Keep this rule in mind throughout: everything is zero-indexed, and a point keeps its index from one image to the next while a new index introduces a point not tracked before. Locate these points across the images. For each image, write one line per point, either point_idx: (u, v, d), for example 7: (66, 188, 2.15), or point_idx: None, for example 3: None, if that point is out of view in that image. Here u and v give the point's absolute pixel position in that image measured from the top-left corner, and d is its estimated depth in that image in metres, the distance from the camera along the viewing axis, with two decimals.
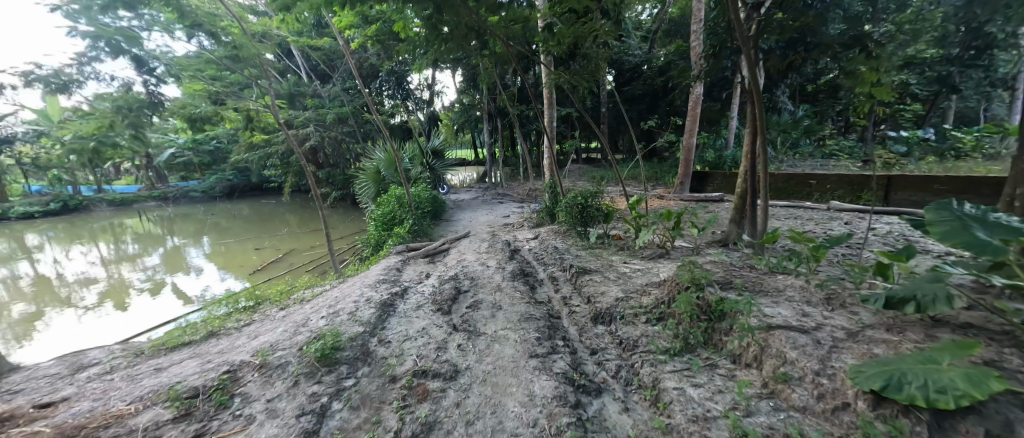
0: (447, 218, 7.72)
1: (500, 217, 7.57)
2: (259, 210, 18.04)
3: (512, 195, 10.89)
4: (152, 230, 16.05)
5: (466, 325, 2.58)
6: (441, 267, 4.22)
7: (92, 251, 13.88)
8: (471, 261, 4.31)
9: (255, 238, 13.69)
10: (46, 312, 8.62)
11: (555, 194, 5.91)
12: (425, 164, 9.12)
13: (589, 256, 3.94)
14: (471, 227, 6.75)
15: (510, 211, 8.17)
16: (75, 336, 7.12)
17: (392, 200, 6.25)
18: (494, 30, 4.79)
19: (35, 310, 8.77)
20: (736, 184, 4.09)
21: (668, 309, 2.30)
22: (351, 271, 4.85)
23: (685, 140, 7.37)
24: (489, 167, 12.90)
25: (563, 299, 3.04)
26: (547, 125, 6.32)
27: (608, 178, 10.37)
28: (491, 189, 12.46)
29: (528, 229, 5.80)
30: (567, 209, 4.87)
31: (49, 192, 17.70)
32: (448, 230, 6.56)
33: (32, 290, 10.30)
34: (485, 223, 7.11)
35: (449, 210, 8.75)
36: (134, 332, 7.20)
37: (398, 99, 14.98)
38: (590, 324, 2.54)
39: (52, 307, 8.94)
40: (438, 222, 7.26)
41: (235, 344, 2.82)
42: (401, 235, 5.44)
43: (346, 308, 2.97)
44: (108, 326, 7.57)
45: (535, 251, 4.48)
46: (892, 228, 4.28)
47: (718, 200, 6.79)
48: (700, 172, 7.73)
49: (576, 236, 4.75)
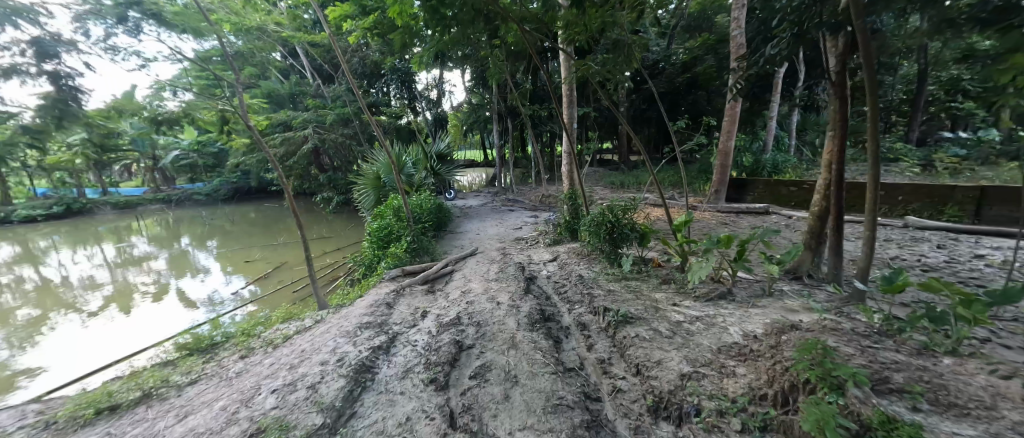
0: (452, 230, 6.98)
1: (512, 229, 6.80)
2: (263, 213, 17.60)
3: (525, 201, 10.12)
4: (157, 233, 15.71)
5: (468, 419, 1.85)
6: (440, 303, 3.45)
7: (97, 253, 13.59)
8: (477, 293, 3.54)
9: (258, 242, 13.20)
10: (50, 316, 8.27)
11: (576, 207, 5.12)
12: (429, 168, 8.40)
13: (626, 293, 3.14)
14: (479, 243, 5.97)
15: (523, 222, 7.42)
16: (76, 342, 6.66)
17: (389, 213, 5.49)
18: (505, 12, 4.02)
19: (39, 314, 8.42)
20: (811, 202, 3.25)
21: (781, 416, 1.51)
22: (338, 299, 4.12)
23: (722, 142, 6.51)
24: (499, 170, 12.15)
25: (600, 365, 2.25)
26: (567, 125, 5.49)
27: (628, 184, 9.53)
28: (501, 194, 11.71)
29: (545, 248, 5.01)
30: (592, 228, 4.07)
31: (54, 195, 17.48)
32: (453, 246, 5.78)
33: (34, 294, 9.95)
34: (494, 237, 6.35)
35: (455, 219, 8.03)
36: (137, 339, 6.68)
37: (403, 99, 14.36)
38: (649, 423, 1.76)
39: (56, 311, 8.59)
40: (443, 235, 6.50)
41: (153, 428, 2.07)
42: (397, 254, 4.71)
43: (308, 375, 2.21)
44: (115, 330, 7.10)
45: (556, 281, 3.70)
46: (1009, 258, 3.42)
47: (763, 213, 5.92)
48: (737, 179, 6.86)
49: (604, 261, 3.95)
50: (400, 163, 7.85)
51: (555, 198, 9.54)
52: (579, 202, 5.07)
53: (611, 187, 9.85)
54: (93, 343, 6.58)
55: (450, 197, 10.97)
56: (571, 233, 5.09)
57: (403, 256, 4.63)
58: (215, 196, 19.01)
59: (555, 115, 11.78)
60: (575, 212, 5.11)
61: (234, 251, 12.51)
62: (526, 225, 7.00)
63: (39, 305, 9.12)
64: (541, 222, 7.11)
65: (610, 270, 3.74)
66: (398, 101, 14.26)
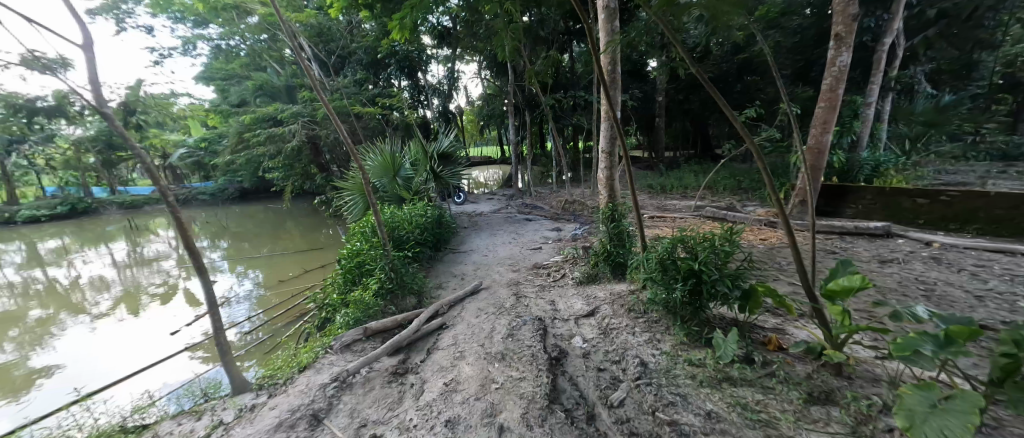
0: (455, 249, 5.61)
1: (529, 250, 5.33)
2: (268, 215, 16.72)
3: (547, 207, 8.69)
4: (163, 233, 15.14)
5: None
6: (403, 413, 2.04)
7: (102, 253, 12.97)
8: (468, 395, 2.10)
9: (261, 244, 12.30)
10: (62, 314, 7.68)
11: (621, 228, 3.56)
12: (429, 170, 6.80)
13: (746, 432, 1.61)
14: (486, 274, 4.53)
15: (541, 238, 5.99)
16: (96, 342, 5.90)
17: (360, 232, 4.14)
18: None
19: (49, 314, 7.77)
20: None
21: None
22: (276, 372, 2.78)
23: (812, 137, 4.88)
24: (515, 169, 10.60)
25: None
26: (606, 115, 3.91)
27: (670, 189, 7.91)
28: (517, 198, 10.26)
29: (576, 291, 3.50)
30: (650, 271, 2.57)
31: (61, 195, 17.07)
32: (447, 282, 4.35)
33: (46, 294, 9.33)
34: (506, 261, 4.91)
35: (460, 232, 6.67)
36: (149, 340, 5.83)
37: (410, 92, 13.10)
38: None
39: (65, 310, 7.93)
40: (439, 260, 5.12)
41: None
42: (364, 299, 3.30)
43: None
44: (136, 331, 6.27)
45: (601, 372, 2.23)
46: None
47: (881, 236, 4.24)
48: (830, 186, 5.17)
49: (673, 332, 2.42)
50: (396, 164, 6.65)
51: (581, 204, 8.04)
52: (627, 223, 3.51)
53: (649, 192, 8.23)
54: (119, 340, 5.90)
55: (459, 201, 9.63)
56: (617, 268, 3.53)
57: (369, 301, 3.25)
58: (221, 196, 18.31)
59: (580, 106, 10.23)
60: (622, 235, 3.57)
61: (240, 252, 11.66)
62: (548, 244, 5.56)
63: (53, 303, 8.57)
64: (566, 240, 5.65)
65: (692, 354, 2.22)
66: (405, 94, 13.02)
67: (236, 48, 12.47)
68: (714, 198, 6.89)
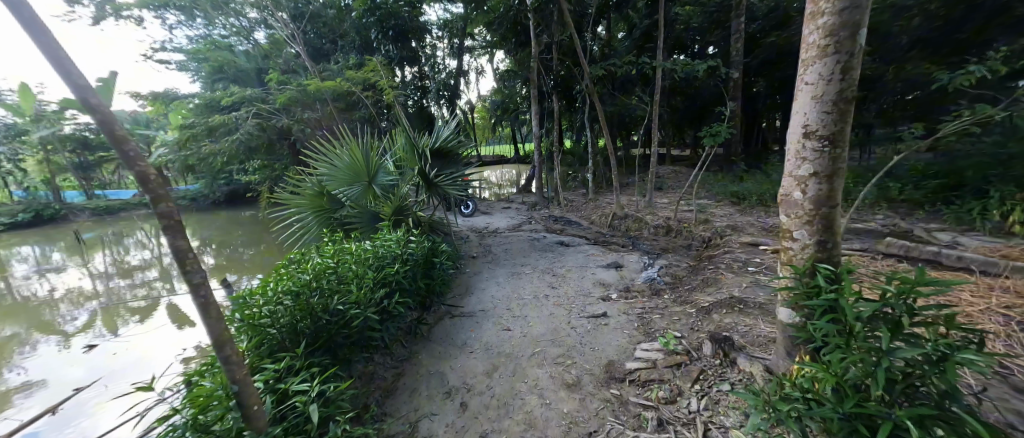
0: (453, 312, 3.34)
1: (583, 317, 3.01)
2: (255, 221, 14.86)
3: (584, 221, 6.52)
4: (138, 240, 13.34)
5: None
6: None
7: (56, 263, 11.12)
8: None
9: (245, 254, 10.41)
10: (30, 332, 5.65)
11: (945, 367, 1.17)
12: (419, 173, 4.53)
13: None
14: (510, 394, 2.20)
15: (595, 285, 3.72)
16: (52, 357, 4.21)
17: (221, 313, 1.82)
18: None
19: (17, 330, 5.79)
20: None
21: None
22: None
23: None
24: (535, 169, 8.25)
25: None
26: (831, 38, 1.50)
27: (765, 199, 5.62)
28: (541, 208, 8.00)
29: None
30: None
31: (29, 200, 15.38)
32: (431, 425, 2.04)
33: (8, 307, 7.48)
34: (546, 351, 2.59)
35: (464, 268, 4.42)
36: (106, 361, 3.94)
37: (411, 78, 11.09)
38: None
39: (36, 327, 5.87)
40: (424, 341, 2.85)
41: None
42: None
43: None
44: (99, 345, 4.35)
45: None
46: None
47: None
48: None
49: None
50: (369, 164, 4.52)
51: (637, 219, 5.81)
52: (974, 363, 1.12)
53: (733, 202, 5.94)
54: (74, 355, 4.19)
55: (467, 211, 7.48)
56: None
57: None
58: (205, 200, 16.48)
59: (622, 89, 7.98)
60: (939, 382, 1.19)
61: (231, 260, 9.81)
62: (612, 303, 3.25)
63: (19, 319, 6.65)
64: (641, 298, 3.30)
65: None
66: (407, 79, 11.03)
67: (217, 33, 10.78)
68: (855, 218, 4.51)
